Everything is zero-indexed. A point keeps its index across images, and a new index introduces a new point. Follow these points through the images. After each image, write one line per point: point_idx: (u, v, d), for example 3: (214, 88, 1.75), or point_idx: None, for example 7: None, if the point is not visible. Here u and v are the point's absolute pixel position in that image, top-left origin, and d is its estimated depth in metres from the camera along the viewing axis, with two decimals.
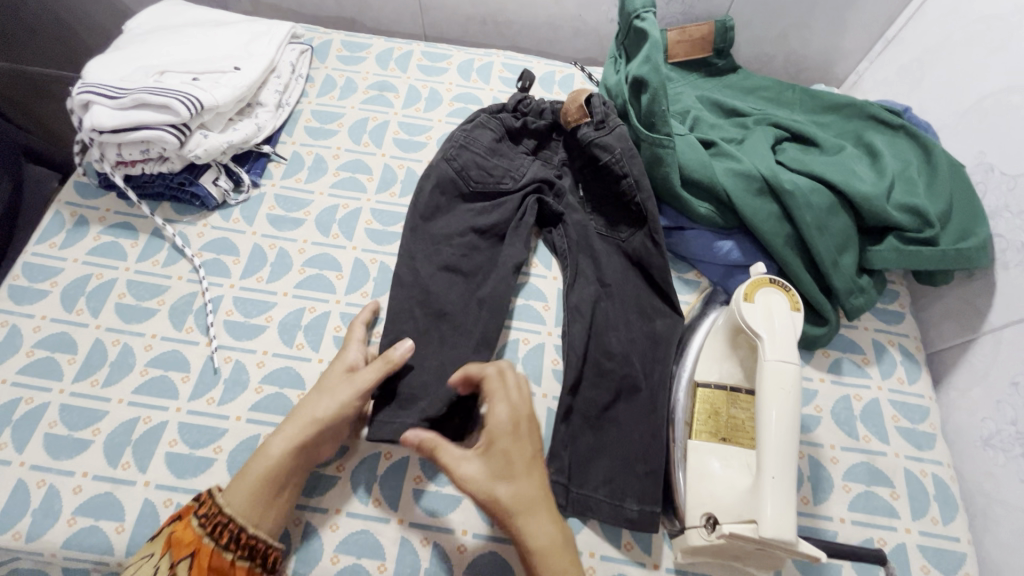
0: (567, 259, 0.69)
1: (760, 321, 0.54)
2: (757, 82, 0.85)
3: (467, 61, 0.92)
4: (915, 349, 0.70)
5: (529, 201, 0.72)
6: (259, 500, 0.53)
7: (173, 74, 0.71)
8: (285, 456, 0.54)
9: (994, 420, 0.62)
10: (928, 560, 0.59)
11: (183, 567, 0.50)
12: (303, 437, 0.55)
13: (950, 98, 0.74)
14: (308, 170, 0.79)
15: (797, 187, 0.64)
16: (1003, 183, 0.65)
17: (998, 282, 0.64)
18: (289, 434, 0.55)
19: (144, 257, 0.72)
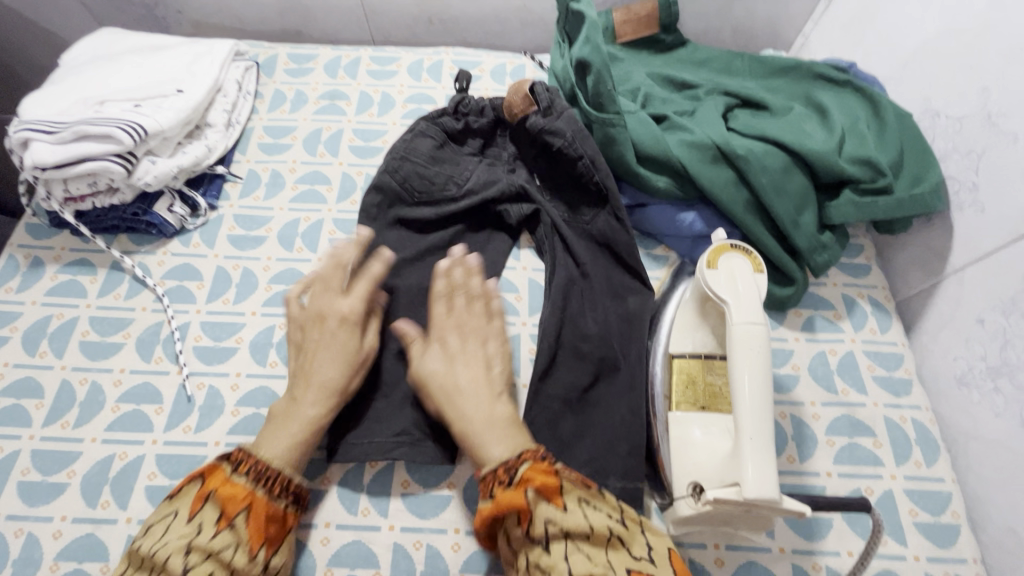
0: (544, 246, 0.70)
1: (725, 288, 0.54)
2: (707, 53, 0.86)
3: (417, 62, 0.91)
4: (884, 299, 0.72)
5: (474, 206, 0.72)
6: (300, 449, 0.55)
7: (114, 103, 0.70)
8: (288, 458, 0.53)
9: (964, 358, 0.63)
10: (916, 504, 0.60)
11: (240, 521, 0.48)
12: (303, 443, 0.55)
13: (891, 51, 0.75)
14: (265, 187, 0.78)
15: (749, 152, 0.64)
16: (950, 126, 0.65)
17: (955, 224, 0.65)
18: (292, 429, 0.55)
19: (105, 291, 0.70)
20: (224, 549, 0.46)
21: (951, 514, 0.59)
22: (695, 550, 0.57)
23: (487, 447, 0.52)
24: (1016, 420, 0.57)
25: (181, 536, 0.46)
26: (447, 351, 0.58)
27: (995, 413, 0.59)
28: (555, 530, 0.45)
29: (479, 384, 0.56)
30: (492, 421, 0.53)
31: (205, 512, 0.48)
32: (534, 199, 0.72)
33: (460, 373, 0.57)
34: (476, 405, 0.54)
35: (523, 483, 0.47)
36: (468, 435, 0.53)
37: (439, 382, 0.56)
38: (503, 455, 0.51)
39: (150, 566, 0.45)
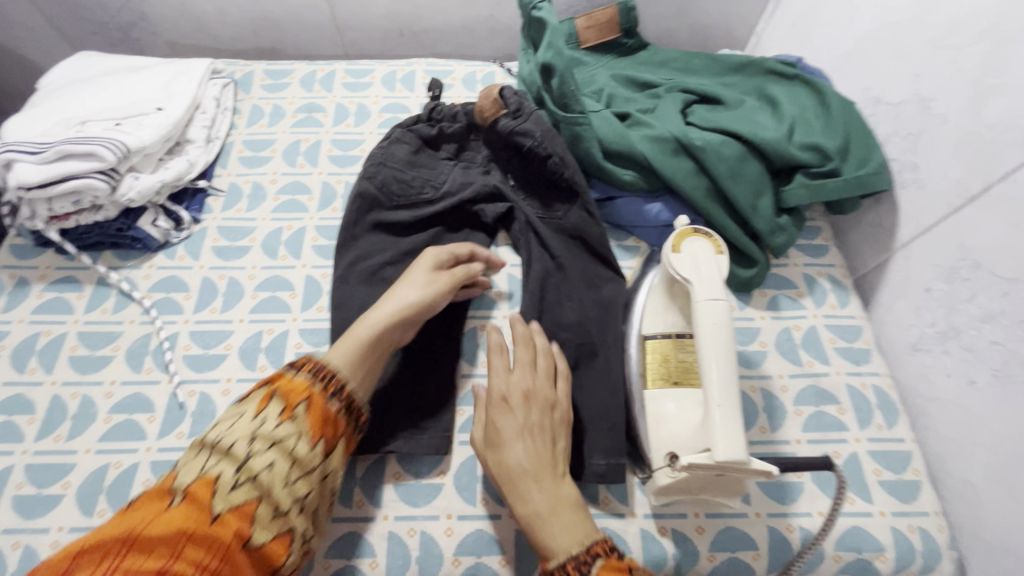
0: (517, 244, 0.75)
1: (687, 268, 0.58)
2: (666, 55, 0.91)
3: (390, 73, 0.94)
4: (843, 276, 0.76)
5: (451, 208, 0.76)
6: (361, 362, 0.59)
7: (95, 123, 0.72)
8: (347, 365, 0.57)
9: (917, 326, 0.68)
10: (880, 464, 0.64)
11: (300, 412, 0.52)
12: (360, 356, 0.59)
13: (834, 45, 0.80)
14: (247, 199, 0.81)
15: (707, 143, 0.69)
16: (890, 112, 0.71)
17: (900, 202, 0.70)
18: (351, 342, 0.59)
19: (92, 307, 0.71)
20: (286, 439, 0.50)
21: (912, 471, 0.63)
22: (676, 519, 0.60)
23: (552, 538, 0.51)
24: (965, 378, 0.61)
25: (247, 426, 0.50)
26: (525, 426, 0.56)
27: (947, 373, 0.64)
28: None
29: (547, 461, 0.55)
30: (560, 507, 0.52)
31: (272, 407, 0.52)
32: (508, 198, 0.76)
33: (527, 443, 0.55)
34: (543, 496, 0.53)
35: None
36: (535, 522, 0.52)
37: (505, 448, 0.55)
38: (571, 548, 0.50)
39: (215, 450, 0.48)
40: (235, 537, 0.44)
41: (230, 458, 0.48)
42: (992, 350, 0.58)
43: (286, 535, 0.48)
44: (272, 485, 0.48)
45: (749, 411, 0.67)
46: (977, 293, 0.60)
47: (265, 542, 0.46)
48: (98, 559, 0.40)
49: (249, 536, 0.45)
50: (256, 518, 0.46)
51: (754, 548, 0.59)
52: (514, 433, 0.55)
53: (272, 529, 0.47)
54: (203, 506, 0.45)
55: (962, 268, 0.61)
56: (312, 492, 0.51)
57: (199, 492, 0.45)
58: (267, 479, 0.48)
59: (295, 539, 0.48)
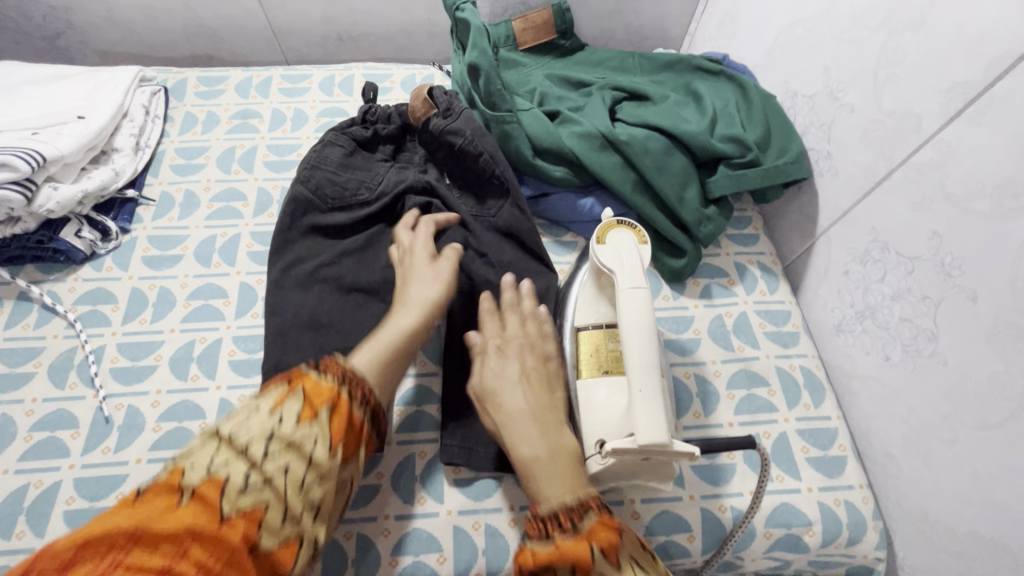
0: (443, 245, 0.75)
1: (611, 260, 0.59)
2: (601, 55, 0.93)
3: (328, 78, 0.94)
4: (772, 263, 0.79)
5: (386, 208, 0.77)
6: (388, 367, 0.53)
7: (10, 133, 0.69)
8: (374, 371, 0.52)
9: (839, 308, 0.71)
10: (807, 442, 0.66)
11: (325, 416, 0.43)
12: (386, 360, 0.53)
13: (755, 42, 0.83)
14: (179, 207, 0.79)
15: (631, 138, 0.70)
16: (805, 104, 0.73)
17: (819, 190, 0.73)
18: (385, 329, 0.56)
19: (12, 322, 0.69)
20: (307, 441, 0.41)
21: (838, 447, 0.66)
22: (612, 507, 0.61)
23: (546, 488, 0.48)
24: (882, 355, 0.64)
25: (261, 422, 0.40)
26: (524, 372, 0.56)
27: (866, 351, 0.66)
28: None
29: (545, 411, 0.54)
30: (554, 453, 0.51)
31: (290, 405, 0.42)
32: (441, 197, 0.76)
33: (523, 390, 0.54)
34: (536, 440, 0.51)
35: (587, 537, 0.43)
36: (525, 466, 0.50)
37: (500, 394, 0.54)
38: (563, 496, 0.47)
39: (227, 447, 0.39)
40: (246, 543, 0.36)
41: (247, 455, 0.39)
42: (902, 327, 0.61)
43: (296, 540, 0.39)
44: (283, 492, 0.39)
45: (683, 398, 0.68)
46: (887, 273, 0.62)
47: (273, 550, 0.38)
48: (105, 552, 0.33)
49: (257, 541, 0.37)
50: (264, 523, 0.38)
51: (688, 530, 0.60)
52: (510, 380, 0.55)
53: (280, 535, 0.38)
54: (211, 507, 0.36)
55: (873, 250, 0.64)
56: (329, 496, 0.43)
57: (210, 490, 0.37)
58: (280, 483, 0.39)
59: (305, 546, 0.40)
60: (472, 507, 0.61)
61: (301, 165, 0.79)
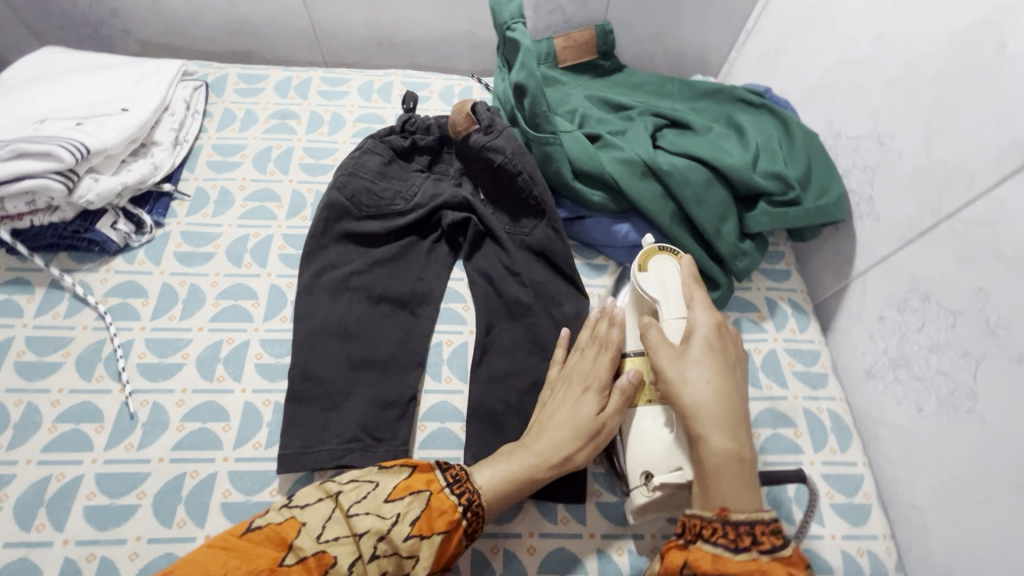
0: (475, 260, 0.76)
1: (654, 287, 0.61)
2: (641, 78, 0.93)
3: (367, 83, 0.94)
4: (803, 301, 0.78)
5: (422, 219, 0.77)
6: (505, 490, 0.55)
7: (55, 122, 0.70)
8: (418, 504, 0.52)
9: (871, 352, 0.70)
10: (832, 487, 0.65)
11: (436, 539, 0.51)
12: (512, 481, 0.55)
13: (799, 77, 0.83)
14: (214, 204, 0.79)
15: (673, 168, 0.70)
16: (849, 145, 0.73)
17: (857, 232, 0.72)
18: (497, 466, 0.56)
19: (42, 310, 0.69)
20: (405, 556, 0.50)
21: (862, 495, 0.65)
22: (633, 541, 0.60)
23: (740, 503, 0.47)
24: (914, 406, 0.63)
25: (377, 516, 0.51)
26: (700, 364, 0.53)
27: (897, 400, 0.66)
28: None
29: (732, 409, 0.51)
30: (742, 462, 0.49)
31: (410, 506, 0.52)
32: (475, 211, 0.77)
33: (707, 377, 0.52)
34: (739, 443, 0.49)
35: (785, 561, 0.44)
36: (716, 472, 0.48)
37: (694, 392, 0.51)
38: (762, 513, 0.46)
39: (342, 520, 0.50)
40: None
41: (353, 539, 0.49)
42: (938, 380, 0.60)
43: None
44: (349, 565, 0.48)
45: None
46: (926, 323, 0.62)
47: None
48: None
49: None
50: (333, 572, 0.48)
51: None
52: (691, 371, 0.52)
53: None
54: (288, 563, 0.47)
55: (912, 299, 0.63)
56: None
57: (312, 564, 0.48)
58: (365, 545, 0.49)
59: None
60: (494, 530, 0.60)
61: (337, 171, 0.79)
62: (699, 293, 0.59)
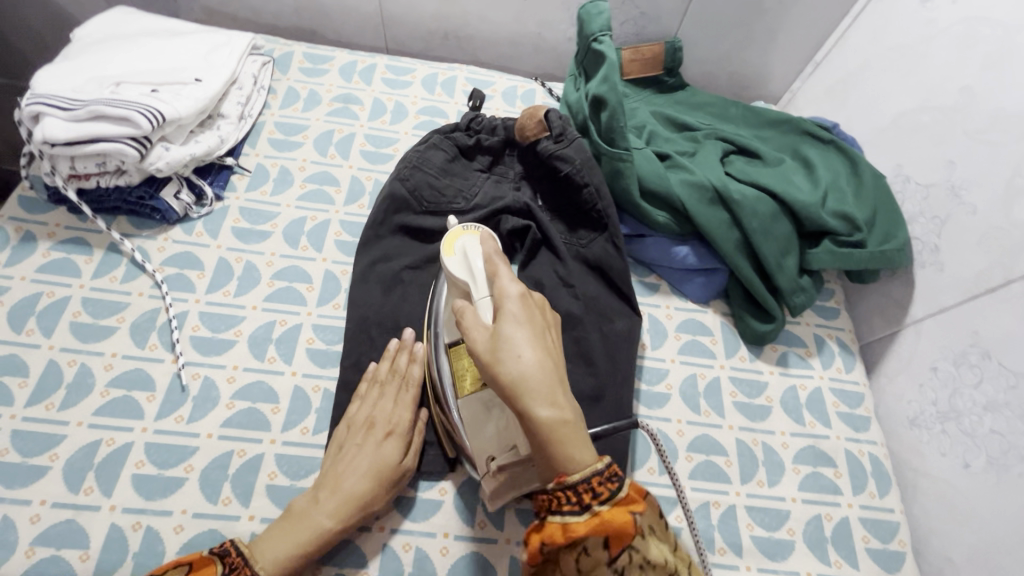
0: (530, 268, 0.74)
1: (461, 270, 0.56)
2: (703, 98, 0.92)
3: (431, 75, 0.94)
4: (850, 341, 0.78)
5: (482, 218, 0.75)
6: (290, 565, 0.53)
7: (130, 85, 0.69)
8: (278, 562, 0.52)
9: (917, 401, 0.70)
10: (868, 531, 0.65)
11: None
12: (297, 558, 0.53)
13: (870, 116, 0.82)
14: (273, 182, 0.79)
15: (744, 198, 0.71)
16: (918, 192, 0.73)
17: (917, 279, 0.72)
18: (337, 500, 0.56)
19: (100, 273, 0.69)
20: None
21: (898, 543, 0.65)
22: None
23: (573, 453, 0.41)
24: (960, 460, 0.63)
25: None
26: (516, 323, 0.46)
27: (941, 452, 0.66)
28: (636, 561, 0.40)
29: (552, 376, 0.43)
30: (577, 419, 0.43)
31: None
32: (533, 218, 0.75)
33: (523, 351, 0.44)
34: (562, 403, 0.42)
35: (625, 504, 0.41)
36: (555, 437, 0.41)
37: (510, 362, 0.43)
38: (596, 464, 0.41)
39: None
40: None
41: None
42: (990, 438, 0.60)
43: None
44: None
45: (749, 465, 0.68)
46: (983, 380, 0.62)
47: None
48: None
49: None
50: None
51: None
52: (501, 329, 0.45)
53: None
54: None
55: (971, 354, 0.63)
56: None
57: None
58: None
59: None
60: None
61: (400, 161, 0.79)
62: (501, 265, 0.52)
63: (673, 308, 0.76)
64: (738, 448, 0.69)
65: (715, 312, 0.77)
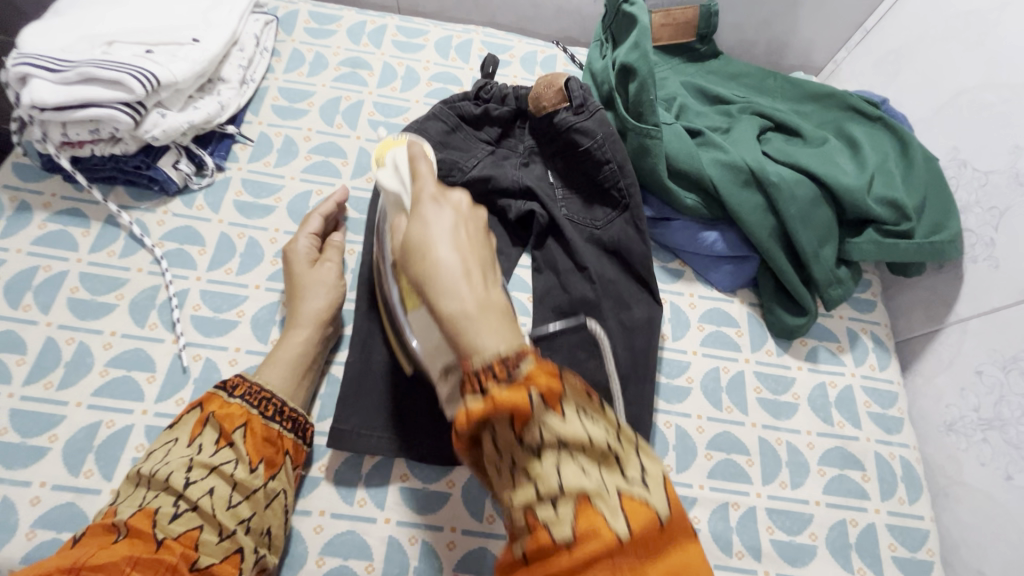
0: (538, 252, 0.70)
1: (392, 180, 0.53)
2: (739, 68, 0.85)
3: (445, 38, 0.87)
4: (886, 336, 0.73)
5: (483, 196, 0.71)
6: (295, 380, 0.58)
7: (123, 45, 0.65)
8: (288, 389, 0.57)
9: (957, 405, 0.65)
10: (895, 539, 0.62)
11: (238, 439, 0.52)
12: (299, 375, 0.59)
13: (926, 91, 0.75)
14: (276, 153, 0.74)
15: (782, 180, 0.66)
16: (975, 179, 0.67)
17: (966, 273, 0.66)
18: (309, 325, 0.61)
19: (98, 247, 0.66)
20: (225, 465, 0.51)
21: (927, 551, 0.62)
22: None
23: (478, 340, 0.34)
24: (1001, 472, 0.60)
25: (182, 457, 0.50)
26: (447, 233, 0.38)
27: (981, 460, 0.62)
28: (550, 438, 0.33)
29: (484, 289, 0.37)
30: (485, 304, 0.36)
31: (207, 434, 0.52)
32: (536, 199, 0.70)
33: (449, 223, 0.39)
34: (467, 292, 0.36)
35: (529, 381, 0.33)
36: (458, 327, 0.35)
37: (422, 250, 0.38)
38: (499, 350, 0.34)
39: (154, 484, 0.49)
40: (183, 557, 0.46)
41: (168, 490, 0.49)
42: None
43: (235, 553, 0.48)
44: (214, 510, 0.49)
45: (771, 464, 0.64)
46: None
47: (211, 565, 0.47)
48: None
49: (196, 559, 0.46)
50: (200, 543, 0.47)
51: None
52: (433, 230, 0.38)
53: (219, 550, 0.48)
54: (148, 535, 0.46)
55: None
56: (262, 511, 0.51)
57: (139, 518, 0.46)
58: (208, 506, 0.49)
59: (245, 560, 0.49)
60: None
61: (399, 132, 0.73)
62: (424, 166, 0.45)
63: (697, 297, 0.72)
64: (760, 447, 0.65)
65: (742, 302, 0.72)
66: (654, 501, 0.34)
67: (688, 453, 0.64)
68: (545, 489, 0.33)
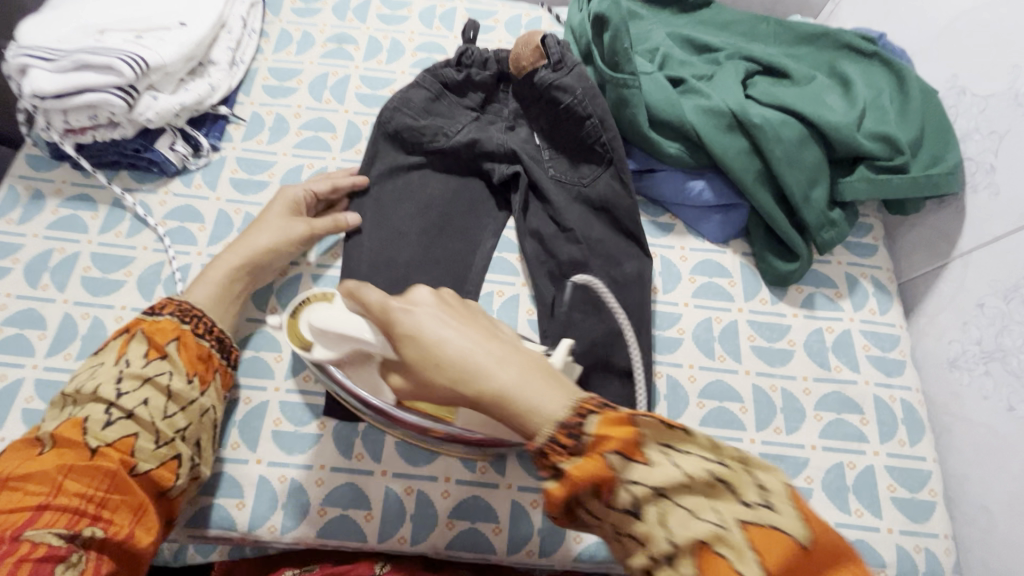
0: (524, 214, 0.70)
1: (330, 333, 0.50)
2: (731, 16, 0.81)
3: (429, 8, 0.87)
4: (887, 280, 0.71)
5: (469, 160, 0.73)
6: (220, 299, 0.61)
7: (114, 33, 0.68)
8: (209, 303, 0.60)
9: (959, 342, 0.63)
10: (896, 480, 0.61)
11: (171, 352, 0.55)
12: (222, 291, 0.61)
13: (923, 21, 0.71)
14: (268, 131, 0.77)
15: (766, 121, 0.64)
16: (974, 105, 0.64)
17: (967, 207, 0.64)
18: (243, 252, 0.63)
19: (106, 228, 0.70)
20: (158, 377, 0.53)
21: (928, 492, 0.60)
22: None
23: (535, 402, 0.38)
24: (1003, 404, 0.58)
25: (112, 371, 0.53)
26: (441, 313, 0.40)
27: (984, 396, 0.60)
28: (642, 493, 0.37)
29: (514, 353, 0.40)
30: (528, 368, 0.40)
31: (135, 349, 0.54)
32: (521, 162, 0.71)
33: (478, 356, 0.39)
34: (509, 364, 0.39)
35: (597, 445, 0.37)
36: (513, 402, 0.38)
37: (436, 347, 0.39)
38: (559, 414, 0.38)
39: (82, 399, 0.52)
40: (120, 464, 0.49)
41: (99, 400, 0.51)
42: None
43: (172, 460, 0.52)
44: (150, 419, 0.52)
45: (765, 410, 0.64)
46: None
47: (149, 470, 0.50)
48: None
49: (134, 464, 0.50)
50: (137, 450, 0.50)
51: None
52: (430, 319, 0.40)
53: (156, 456, 0.51)
54: (80, 443, 0.49)
55: None
56: (195, 422, 0.55)
57: (70, 427, 0.49)
58: (142, 416, 0.51)
59: (182, 465, 0.52)
60: (534, 486, 0.60)
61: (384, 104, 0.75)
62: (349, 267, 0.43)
63: (687, 249, 0.71)
64: (754, 394, 0.65)
65: (734, 252, 0.71)
66: (787, 527, 0.34)
67: (679, 402, 0.64)
68: (655, 542, 0.37)
